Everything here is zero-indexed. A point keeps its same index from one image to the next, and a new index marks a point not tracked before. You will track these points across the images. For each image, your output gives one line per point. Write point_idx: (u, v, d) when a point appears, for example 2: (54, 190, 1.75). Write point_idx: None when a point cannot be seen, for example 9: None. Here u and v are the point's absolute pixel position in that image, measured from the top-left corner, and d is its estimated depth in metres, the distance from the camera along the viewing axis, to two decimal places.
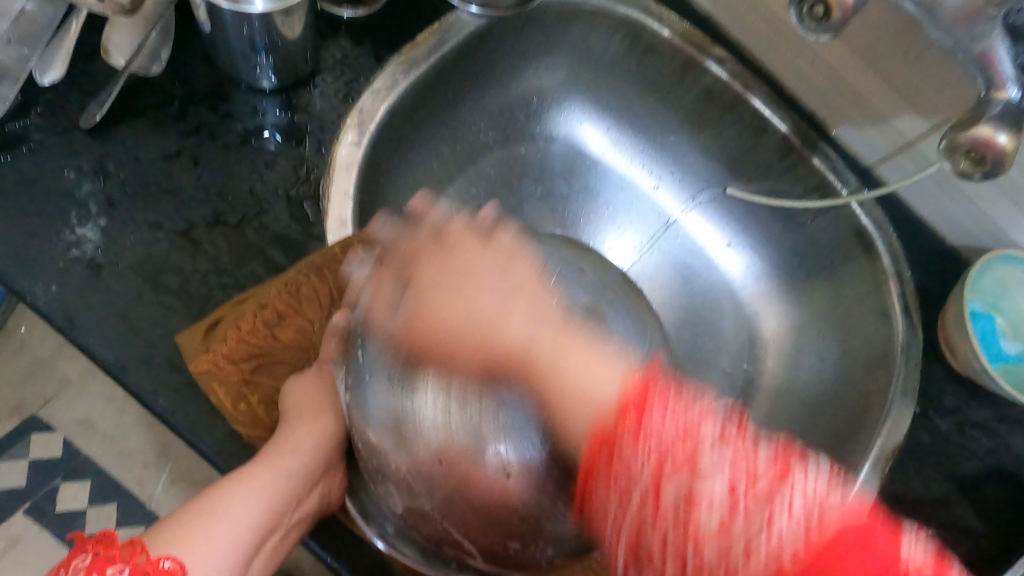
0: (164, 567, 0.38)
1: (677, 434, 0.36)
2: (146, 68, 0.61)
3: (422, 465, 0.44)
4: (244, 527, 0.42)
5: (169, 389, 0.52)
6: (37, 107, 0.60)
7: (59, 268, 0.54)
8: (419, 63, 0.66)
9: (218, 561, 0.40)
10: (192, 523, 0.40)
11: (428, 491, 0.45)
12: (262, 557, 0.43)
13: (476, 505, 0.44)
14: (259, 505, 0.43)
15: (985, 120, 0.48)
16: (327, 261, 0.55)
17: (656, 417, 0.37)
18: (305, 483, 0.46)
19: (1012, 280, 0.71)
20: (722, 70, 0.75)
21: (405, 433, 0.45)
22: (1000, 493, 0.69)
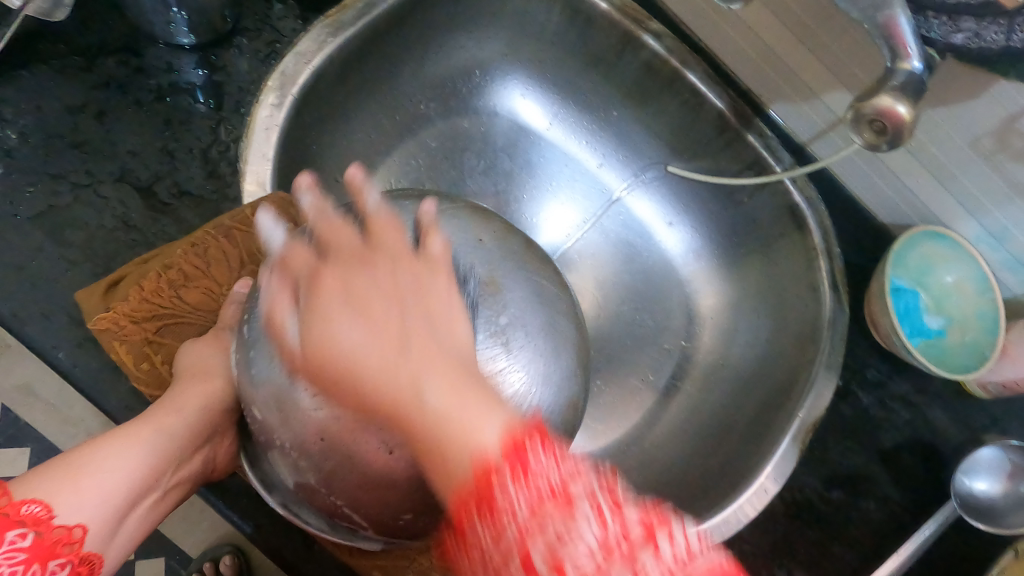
0: (30, 510, 0.39)
1: (554, 483, 0.31)
2: (45, 14, 0.57)
3: (305, 438, 0.42)
4: (119, 482, 0.42)
5: (70, 344, 0.51)
6: None
7: None
8: (346, 26, 0.65)
9: (87, 509, 0.41)
10: (64, 469, 0.41)
11: (314, 465, 0.43)
12: (132, 515, 0.43)
13: (359, 474, 0.42)
14: (138, 464, 0.43)
15: (886, 90, 0.49)
16: (239, 223, 0.53)
17: (536, 461, 0.32)
18: (187, 444, 0.46)
19: (937, 256, 0.73)
20: (659, 43, 0.75)
21: (284, 405, 0.43)
22: (922, 465, 0.71)
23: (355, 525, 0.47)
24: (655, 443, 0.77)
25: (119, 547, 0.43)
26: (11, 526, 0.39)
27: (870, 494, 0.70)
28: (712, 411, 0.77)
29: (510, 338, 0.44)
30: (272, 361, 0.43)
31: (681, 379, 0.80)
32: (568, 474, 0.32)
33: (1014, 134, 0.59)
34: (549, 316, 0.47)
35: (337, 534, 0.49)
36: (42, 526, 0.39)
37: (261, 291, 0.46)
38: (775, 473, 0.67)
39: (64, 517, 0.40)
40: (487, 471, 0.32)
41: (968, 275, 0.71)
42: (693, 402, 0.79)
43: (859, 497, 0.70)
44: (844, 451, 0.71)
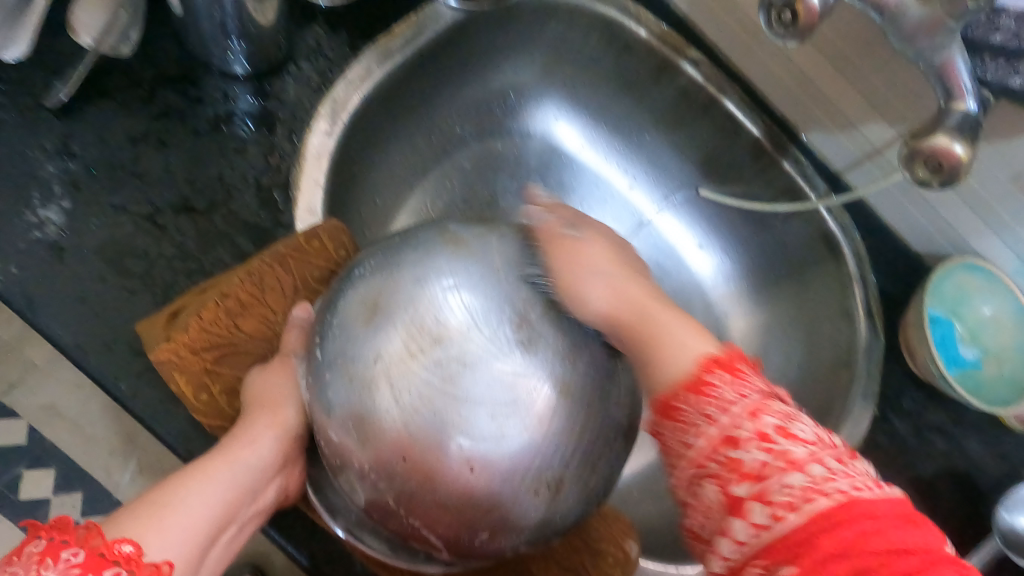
0: (123, 551, 0.36)
1: (741, 438, 0.37)
2: (115, 49, 0.59)
3: (385, 460, 0.43)
4: (201, 517, 0.41)
5: (129, 373, 0.51)
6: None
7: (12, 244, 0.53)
8: (393, 54, 0.66)
9: (174, 547, 0.38)
10: (150, 506, 0.39)
11: (390, 485, 0.44)
12: (214, 550, 0.41)
13: (438, 498, 0.43)
14: (217, 497, 0.42)
15: (941, 129, 0.49)
16: (293, 251, 0.54)
17: (721, 381, 0.39)
18: (261, 476, 0.46)
19: (973, 286, 0.72)
20: (697, 70, 0.76)
21: (364, 426, 0.43)
22: (961, 496, 0.71)
23: (429, 548, 0.47)
24: None
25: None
26: (106, 567, 0.35)
27: None
28: None
29: (579, 361, 0.44)
30: (341, 385, 0.44)
31: None
32: (753, 389, 0.38)
33: None
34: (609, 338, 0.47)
35: (401, 557, 0.51)
36: (133, 565, 0.36)
37: (333, 313, 0.46)
38: None
39: (153, 556, 0.37)
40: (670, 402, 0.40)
41: (1004, 305, 0.71)
42: None
43: None
44: (883, 480, 0.71)
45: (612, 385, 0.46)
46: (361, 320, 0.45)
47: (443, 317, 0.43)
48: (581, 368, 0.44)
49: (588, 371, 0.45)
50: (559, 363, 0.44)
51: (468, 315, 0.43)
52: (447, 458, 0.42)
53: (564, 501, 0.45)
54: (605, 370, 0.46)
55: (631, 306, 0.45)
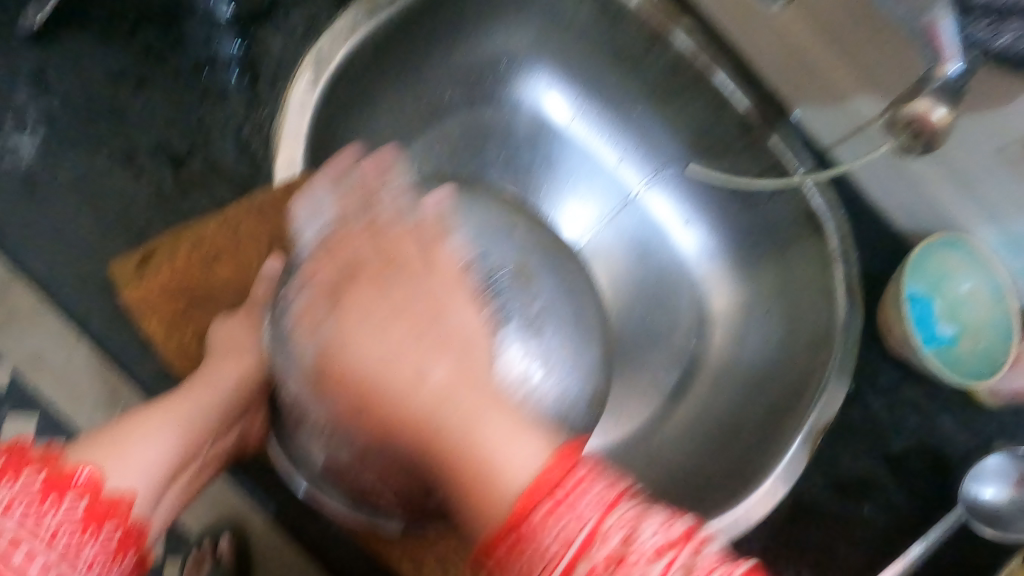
0: (83, 476, 0.43)
1: (575, 542, 0.34)
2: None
3: (341, 415, 0.42)
4: (163, 451, 0.47)
5: (104, 311, 0.51)
6: None
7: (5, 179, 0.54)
8: (381, 8, 0.64)
9: (137, 476, 0.45)
10: (113, 441, 0.46)
11: (348, 443, 0.44)
12: (171, 486, 0.48)
13: (395, 456, 0.42)
14: (179, 433, 0.48)
15: (924, 94, 0.49)
16: (270, 199, 0.53)
17: (560, 496, 0.35)
18: (225, 417, 0.49)
19: (953, 263, 0.73)
20: (687, 43, 0.76)
21: (320, 384, 0.43)
22: (931, 475, 0.70)
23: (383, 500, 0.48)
24: (663, 435, 0.78)
25: (164, 509, 0.48)
26: (66, 488, 0.43)
27: (877, 500, 0.70)
28: (720, 411, 0.78)
29: (542, 324, 0.46)
30: (297, 336, 0.44)
31: (690, 378, 0.81)
32: (581, 505, 0.34)
33: None
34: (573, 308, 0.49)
35: (358, 513, 0.51)
36: (93, 488, 0.43)
37: (293, 276, 0.47)
38: (785, 474, 0.67)
39: (115, 482, 0.44)
40: (515, 514, 0.35)
41: (983, 283, 0.72)
42: (703, 401, 0.79)
43: (866, 502, 0.70)
44: (854, 453, 0.71)
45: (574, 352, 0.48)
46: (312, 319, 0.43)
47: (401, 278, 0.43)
48: (543, 330, 0.46)
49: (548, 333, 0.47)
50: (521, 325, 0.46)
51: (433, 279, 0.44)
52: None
53: None
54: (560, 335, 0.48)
55: (442, 393, 0.39)
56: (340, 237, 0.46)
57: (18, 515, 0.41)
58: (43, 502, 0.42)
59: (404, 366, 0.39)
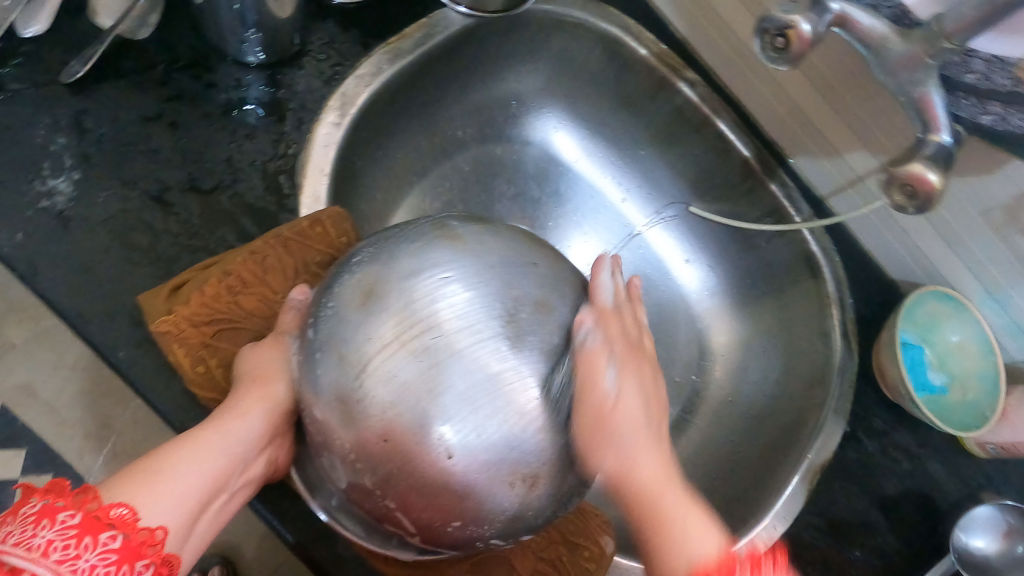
0: (117, 513, 0.39)
1: None
2: (132, 32, 0.60)
3: (366, 442, 0.44)
4: (193, 483, 0.43)
5: (128, 343, 0.52)
6: (16, 59, 0.57)
7: (26, 214, 0.53)
8: (403, 54, 0.68)
9: (167, 512, 0.41)
10: (142, 473, 0.42)
11: (371, 468, 0.45)
12: (204, 519, 0.44)
13: (415, 483, 0.44)
14: (211, 462, 0.45)
15: (918, 158, 0.51)
16: (296, 234, 0.55)
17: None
18: (255, 445, 0.48)
19: (943, 314, 0.75)
20: (693, 92, 0.79)
21: (350, 406, 0.45)
22: (924, 515, 0.72)
23: (402, 531, 0.48)
24: None
25: (193, 546, 0.43)
26: (101, 529, 0.38)
27: (873, 541, 0.71)
28: (720, 448, 0.80)
29: (560, 358, 0.47)
30: (324, 364, 0.46)
31: (691, 414, 0.82)
32: None
33: None
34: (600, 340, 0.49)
35: (374, 541, 0.51)
36: (129, 528, 0.39)
37: (328, 298, 0.48)
38: (783, 511, 0.68)
39: (147, 520, 0.40)
40: None
41: (971, 335, 0.74)
42: (703, 437, 0.81)
43: (862, 543, 0.71)
44: (848, 496, 0.73)
45: (592, 389, 0.48)
46: (336, 349, 0.46)
47: (431, 309, 0.45)
48: (561, 365, 0.47)
49: (566, 369, 0.47)
50: (542, 358, 0.46)
51: (459, 314, 0.45)
52: (434, 444, 0.43)
53: (539, 496, 0.46)
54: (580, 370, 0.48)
55: (642, 482, 0.48)
56: (363, 270, 0.48)
57: (50, 561, 0.36)
58: (80, 546, 0.37)
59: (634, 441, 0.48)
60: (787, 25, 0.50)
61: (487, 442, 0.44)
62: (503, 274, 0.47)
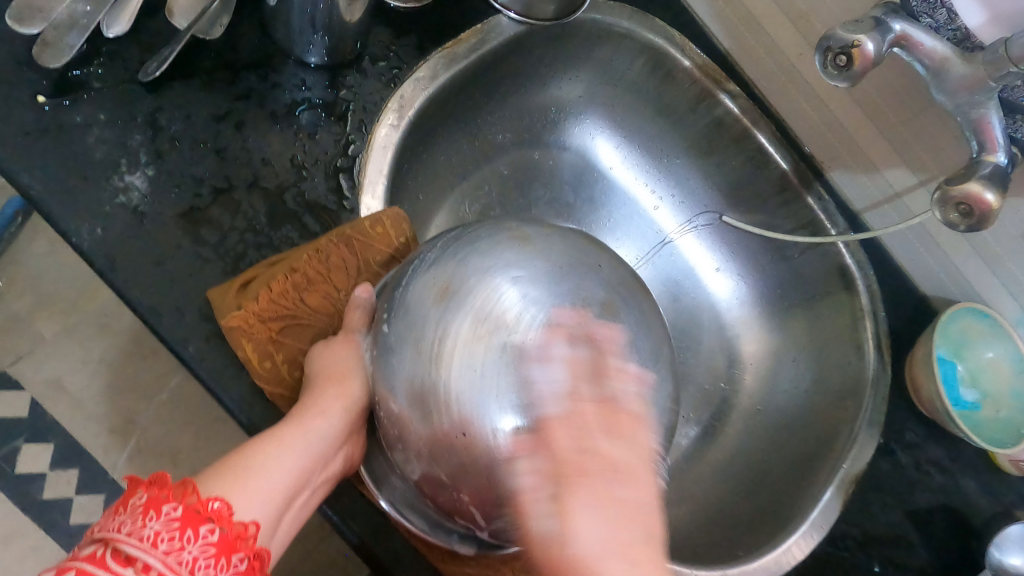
0: (213, 506, 0.40)
1: None
2: (205, 33, 0.60)
3: (443, 434, 0.45)
4: (278, 480, 0.44)
5: (198, 338, 0.53)
6: (99, 58, 0.58)
7: (102, 210, 0.54)
8: (458, 59, 0.69)
9: (257, 508, 0.43)
10: (232, 471, 0.43)
11: (446, 461, 0.46)
12: (289, 512, 0.45)
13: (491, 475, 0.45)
14: (290, 461, 0.46)
15: (975, 177, 0.52)
16: (358, 233, 0.57)
17: None
18: (330, 443, 0.49)
19: (976, 330, 0.77)
20: (735, 104, 0.80)
21: (427, 400, 0.46)
22: (953, 528, 0.74)
23: (472, 524, 0.49)
24: (699, 477, 0.80)
25: (280, 540, 0.45)
26: (201, 522, 0.39)
27: (904, 551, 0.72)
28: (751, 455, 0.81)
29: (628, 356, 0.48)
30: (399, 352, 0.48)
31: (722, 421, 0.83)
32: None
33: None
34: (655, 340, 0.51)
35: (438, 534, 0.54)
36: (225, 521, 0.40)
37: (404, 292, 0.50)
38: (820, 520, 0.70)
39: (241, 514, 0.41)
40: None
41: (1004, 355, 0.76)
42: (733, 445, 0.82)
43: (891, 554, 0.72)
44: (882, 506, 0.74)
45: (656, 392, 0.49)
46: (412, 347, 0.47)
47: (502, 307, 0.46)
48: (629, 363, 0.48)
49: (634, 367, 0.48)
50: (609, 356, 0.47)
51: (525, 307, 0.46)
52: (502, 438, 0.44)
53: None
54: (644, 367, 0.49)
55: None
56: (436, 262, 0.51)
57: (159, 552, 0.38)
58: (183, 538, 0.39)
59: (556, 556, 0.39)
60: (850, 45, 0.52)
61: None
62: (567, 275, 0.48)
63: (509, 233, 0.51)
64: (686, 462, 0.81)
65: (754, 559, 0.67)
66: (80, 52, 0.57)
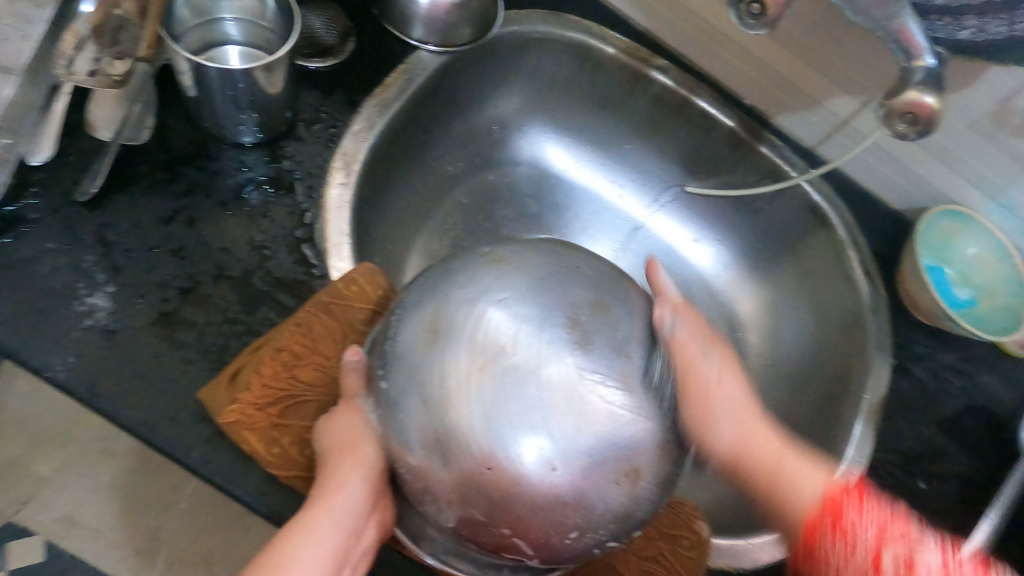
0: None
1: (872, 538, 0.43)
2: (133, 138, 0.60)
3: (471, 474, 0.44)
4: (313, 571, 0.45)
5: (200, 441, 0.51)
6: (32, 187, 0.57)
7: (70, 337, 0.52)
8: (390, 103, 0.69)
9: None
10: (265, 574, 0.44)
11: (478, 500, 0.45)
12: None
13: (527, 500, 0.44)
14: (324, 548, 0.46)
15: (911, 87, 0.54)
16: (334, 297, 0.57)
17: (852, 515, 0.44)
18: (359, 516, 0.48)
19: (953, 232, 0.77)
20: (667, 78, 0.81)
21: (444, 445, 0.45)
22: (988, 428, 0.73)
23: (520, 555, 0.48)
24: None
25: None
26: None
27: (948, 464, 0.70)
28: (778, 412, 0.80)
29: (631, 348, 0.47)
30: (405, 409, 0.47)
31: None
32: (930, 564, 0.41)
33: (1010, 112, 0.66)
34: (657, 318, 0.50)
35: (489, 574, 0.52)
36: None
37: (394, 345, 0.48)
38: (858, 456, 0.68)
39: None
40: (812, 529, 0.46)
41: (987, 245, 0.76)
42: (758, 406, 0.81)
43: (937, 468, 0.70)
44: (913, 425, 0.72)
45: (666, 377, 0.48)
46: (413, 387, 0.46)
47: (494, 334, 0.45)
48: (634, 355, 0.47)
49: (640, 358, 0.47)
50: (613, 354, 0.46)
51: (517, 328, 0.45)
52: (530, 463, 0.44)
53: (643, 488, 0.46)
54: (649, 353, 0.48)
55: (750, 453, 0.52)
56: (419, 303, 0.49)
57: None
58: None
59: (713, 374, 0.52)
60: None
61: (562, 451, 0.44)
62: (550, 294, 0.47)
63: (480, 258, 0.50)
64: None
65: None
66: (14, 187, 0.56)
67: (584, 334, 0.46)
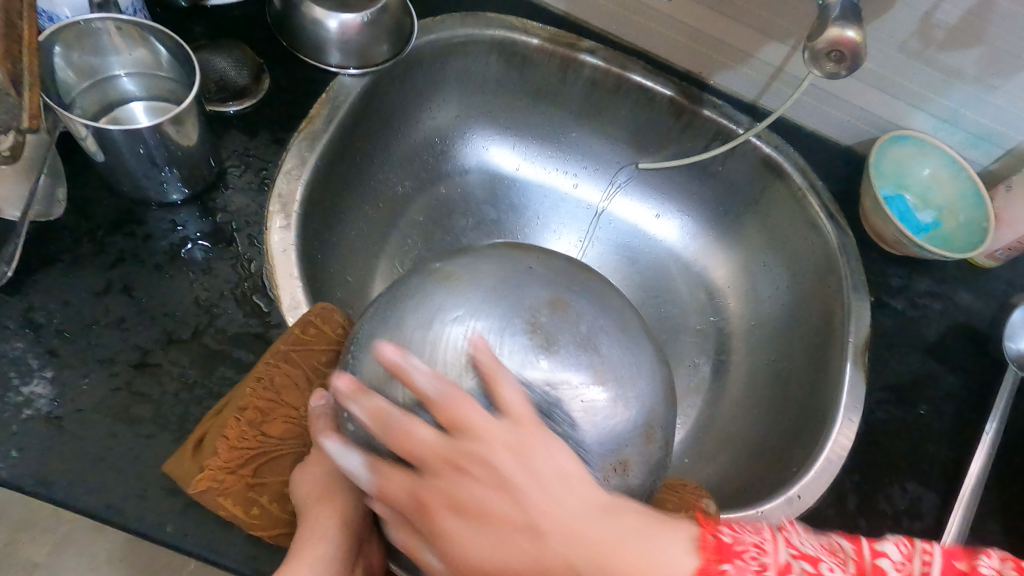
0: None
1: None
2: (45, 214, 0.57)
3: None
4: None
5: (173, 515, 0.49)
6: None
7: (10, 431, 0.50)
8: (318, 135, 0.67)
9: None
10: None
11: None
12: None
13: None
14: None
15: (831, 23, 0.53)
16: (293, 345, 0.56)
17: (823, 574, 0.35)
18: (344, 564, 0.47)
19: (906, 157, 0.77)
20: (596, 58, 0.80)
21: None
22: (974, 346, 0.72)
23: None
24: (727, 413, 0.78)
25: None
26: None
27: (941, 391, 0.70)
28: (766, 370, 0.79)
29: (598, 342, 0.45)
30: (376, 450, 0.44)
31: (726, 353, 0.83)
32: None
33: (934, 29, 0.65)
34: (612, 304, 0.49)
35: None
36: None
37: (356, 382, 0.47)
38: (853, 399, 0.66)
39: None
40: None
41: (940, 164, 0.76)
42: (746, 368, 0.81)
43: (931, 396, 0.69)
44: (901, 357, 0.71)
45: (639, 363, 0.47)
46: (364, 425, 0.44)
47: (453, 352, 0.44)
48: (602, 348, 0.45)
49: (609, 350, 0.46)
50: (581, 351, 0.45)
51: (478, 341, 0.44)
52: None
53: (634, 479, 0.46)
54: (617, 341, 0.47)
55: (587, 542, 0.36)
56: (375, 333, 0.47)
57: None
58: None
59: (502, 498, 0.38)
60: None
61: None
62: (504, 303, 0.46)
63: (430, 276, 0.49)
64: (709, 401, 0.80)
65: (810, 469, 0.63)
66: None
67: (548, 337, 0.44)
